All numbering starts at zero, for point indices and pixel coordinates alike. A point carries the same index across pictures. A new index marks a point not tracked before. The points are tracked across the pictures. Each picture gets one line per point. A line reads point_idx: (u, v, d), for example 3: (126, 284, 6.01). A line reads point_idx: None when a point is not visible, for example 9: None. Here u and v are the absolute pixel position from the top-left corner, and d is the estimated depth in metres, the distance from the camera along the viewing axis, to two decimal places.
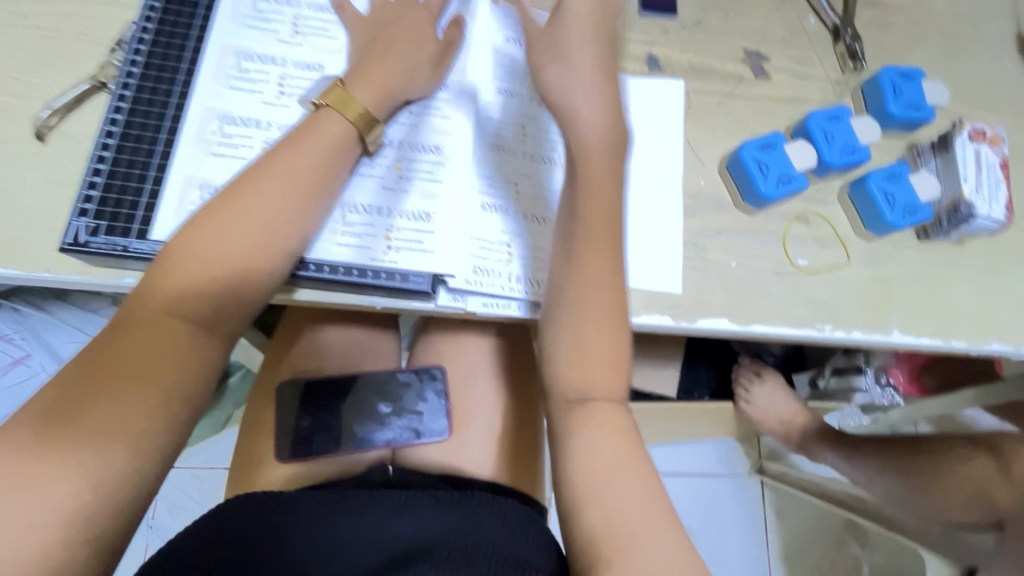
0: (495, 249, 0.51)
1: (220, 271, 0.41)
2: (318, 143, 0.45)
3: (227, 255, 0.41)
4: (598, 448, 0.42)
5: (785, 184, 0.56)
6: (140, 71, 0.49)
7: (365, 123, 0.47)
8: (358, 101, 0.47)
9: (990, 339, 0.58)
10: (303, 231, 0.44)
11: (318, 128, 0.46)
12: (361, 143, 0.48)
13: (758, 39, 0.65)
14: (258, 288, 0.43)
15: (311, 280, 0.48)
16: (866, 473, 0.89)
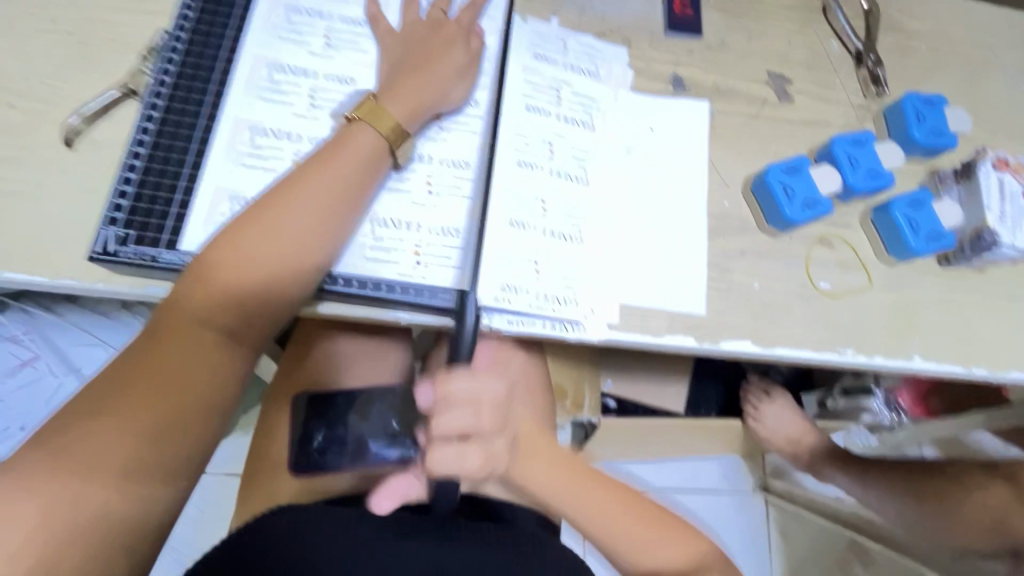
0: (520, 268, 0.51)
1: (251, 280, 0.42)
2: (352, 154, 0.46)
3: (258, 264, 0.42)
4: None
5: (810, 208, 0.56)
6: (173, 81, 0.49)
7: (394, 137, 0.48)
8: (390, 115, 0.48)
9: (1011, 366, 0.58)
10: (334, 241, 0.44)
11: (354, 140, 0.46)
12: (392, 156, 0.48)
13: (782, 62, 0.65)
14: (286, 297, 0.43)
15: (336, 294, 0.47)
16: (877, 495, 0.88)
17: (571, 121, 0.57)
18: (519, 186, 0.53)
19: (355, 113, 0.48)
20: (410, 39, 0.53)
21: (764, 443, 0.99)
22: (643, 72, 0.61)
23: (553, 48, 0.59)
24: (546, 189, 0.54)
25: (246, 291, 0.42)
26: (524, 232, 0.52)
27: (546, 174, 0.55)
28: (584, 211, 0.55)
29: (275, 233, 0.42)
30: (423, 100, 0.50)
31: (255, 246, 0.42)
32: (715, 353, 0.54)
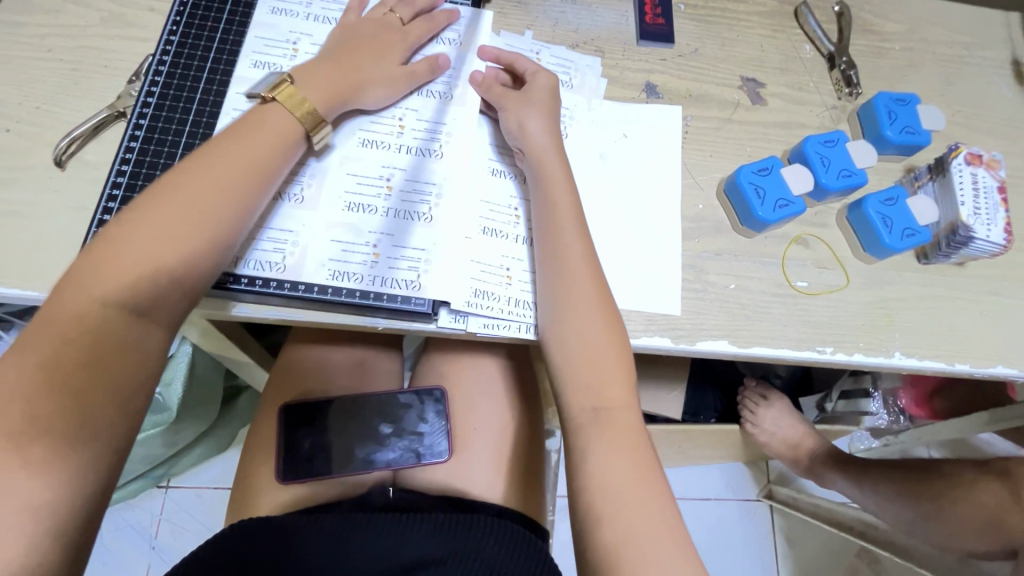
0: (494, 273, 0.52)
1: (166, 258, 0.42)
2: (262, 139, 0.47)
3: (162, 249, 0.41)
4: (606, 466, 0.45)
5: (782, 208, 0.56)
6: (153, 112, 0.52)
7: (309, 120, 0.49)
8: (305, 99, 0.49)
9: (995, 361, 0.57)
10: (241, 216, 0.45)
11: (262, 124, 0.47)
12: (306, 140, 0.50)
13: (754, 66, 0.66)
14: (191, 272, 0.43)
15: (281, 297, 0.49)
16: (877, 498, 0.87)
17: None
18: (494, 193, 0.55)
19: (267, 95, 0.49)
20: (357, 34, 0.55)
21: (762, 447, 0.98)
22: (617, 81, 0.63)
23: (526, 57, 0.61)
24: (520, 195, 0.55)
25: (195, 231, 0.43)
26: (498, 239, 0.53)
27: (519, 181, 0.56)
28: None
29: (215, 173, 0.44)
30: (345, 87, 0.51)
31: (208, 174, 0.44)
32: (692, 354, 0.55)
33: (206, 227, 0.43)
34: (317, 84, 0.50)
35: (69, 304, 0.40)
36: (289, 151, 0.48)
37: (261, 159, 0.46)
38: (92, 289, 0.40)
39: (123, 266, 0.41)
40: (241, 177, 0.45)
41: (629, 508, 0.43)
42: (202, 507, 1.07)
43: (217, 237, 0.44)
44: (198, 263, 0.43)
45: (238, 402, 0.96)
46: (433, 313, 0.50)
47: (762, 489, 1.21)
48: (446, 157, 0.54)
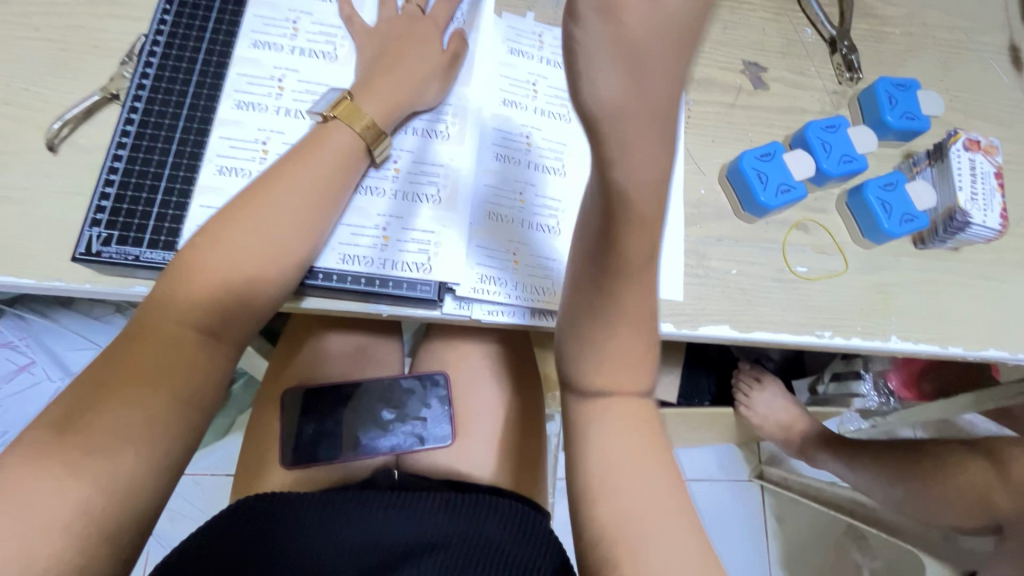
0: (500, 258, 0.52)
1: (235, 284, 0.42)
2: (324, 155, 0.47)
3: (237, 273, 0.42)
4: (613, 445, 0.37)
5: (785, 193, 0.57)
6: (151, 84, 0.49)
7: (369, 135, 0.49)
8: (365, 113, 0.49)
9: (987, 345, 0.58)
10: (310, 240, 0.45)
11: (325, 141, 0.47)
12: (367, 154, 0.49)
13: (756, 50, 0.66)
14: (265, 297, 0.44)
15: (320, 288, 0.48)
16: (867, 478, 0.89)
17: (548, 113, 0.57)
18: (499, 177, 0.54)
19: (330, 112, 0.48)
20: (390, 34, 0.53)
21: (756, 429, 1.00)
22: None
23: (529, 39, 0.59)
24: (525, 179, 0.55)
25: (266, 258, 0.43)
26: (503, 224, 0.53)
27: (524, 164, 0.55)
28: (565, 201, 0.55)
29: (284, 198, 0.44)
30: (402, 96, 0.50)
31: (279, 198, 0.44)
32: (694, 338, 0.55)
33: (275, 252, 0.44)
34: (374, 97, 0.49)
35: (151, 325, 0.40)
36: (352, 170, 0.48)
37: (326, 179, 0.46)
38: (169, 312, 0.40)
39: (201, 290, 0.41)
40: (308, 202, 0.45)
41: (631, 482, 0.36)
42: (202, 494, 1.07)
43: (287, 261, 0.44)
44: (270, 289, 0.44)
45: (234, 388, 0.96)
46: (438, 299, 0.50)
47: (753, 469, 1.24)
48: (452, 139, 0.54)
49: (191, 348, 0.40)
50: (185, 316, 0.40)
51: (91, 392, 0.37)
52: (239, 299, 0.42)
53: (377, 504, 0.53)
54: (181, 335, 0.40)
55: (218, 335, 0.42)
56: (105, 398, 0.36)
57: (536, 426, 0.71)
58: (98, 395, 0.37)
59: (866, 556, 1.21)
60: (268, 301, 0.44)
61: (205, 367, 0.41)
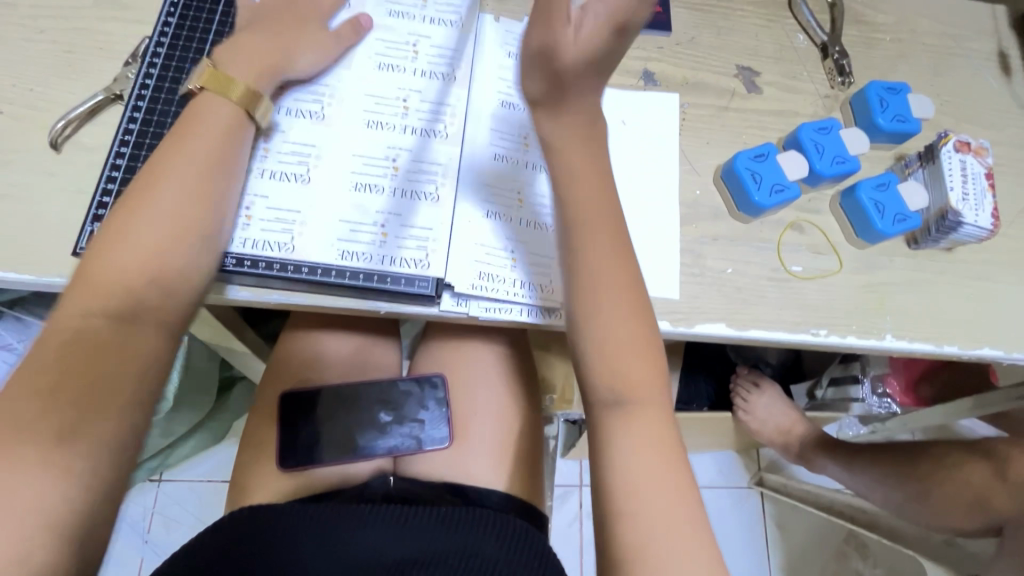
0: (496, 253, 0.52)
1: (145, 268, 0.41)
2: (201, 131, 0.46)
3: (142, 255, 0.41)
4: (644, 463, 0.44)
5: (778, 194, 0.57)
6: (151, 92, 0.51)
7: (249, 100, 0.48)
8: (238, 81, 0.48)
9: (982, 343, 0.59)
10: (212, 214, 0.45)
11: (199, 117, 0.46)
12: (251, 119, 0.49)
13: (749, 55, 0.67)
14: (183, 277, 0.43)
15: (316, 285, 0.49)
16: (866, 481, 0.89)
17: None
18: (494, 172, 0.55)
19: (199, 83, 0.48)
20: (371, 32, 0.54)
21: (755, 433, 1.00)
22: (615, 69, 0.63)
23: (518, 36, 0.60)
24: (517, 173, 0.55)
25: (164, 236, 0.42)
26: (498, 219, 0.53)
27: (518, 159, 0.56)
28: None
29: (166, 175, 0.43)
30: (276, 57, 0.51)
31: (171, 175, 0.43)
32: (691, 337, 0.56)
33: (173, 228, 0.42)
34: (239, 66, 0.49)
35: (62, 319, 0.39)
36: (233, 143, 0.47)
37: (204, 153, 0.45)
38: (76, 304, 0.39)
39: (105, 281, 0.40)
40: (195, 174, 0.44)
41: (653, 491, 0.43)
42: (198, 501, 1.06)
43: (195, 237, 0.44)
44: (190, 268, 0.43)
45: (232, 392, 0.96)
46: (437, 295, 0.50)
47: (752, 476, 1.23)
48: (450, 139, 0.55)
49: (109, 339, 0.39)
50: (87, 306, 0.39)
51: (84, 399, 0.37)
52: (148, 282, 0.41)
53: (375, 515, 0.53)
54: (106, 334, 0.39)
55: (138, 318, 0.41)
56: (98, 402, 0.38)
57: (536, 429, 0.70)
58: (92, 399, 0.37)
59: (868, 564, 1.20)
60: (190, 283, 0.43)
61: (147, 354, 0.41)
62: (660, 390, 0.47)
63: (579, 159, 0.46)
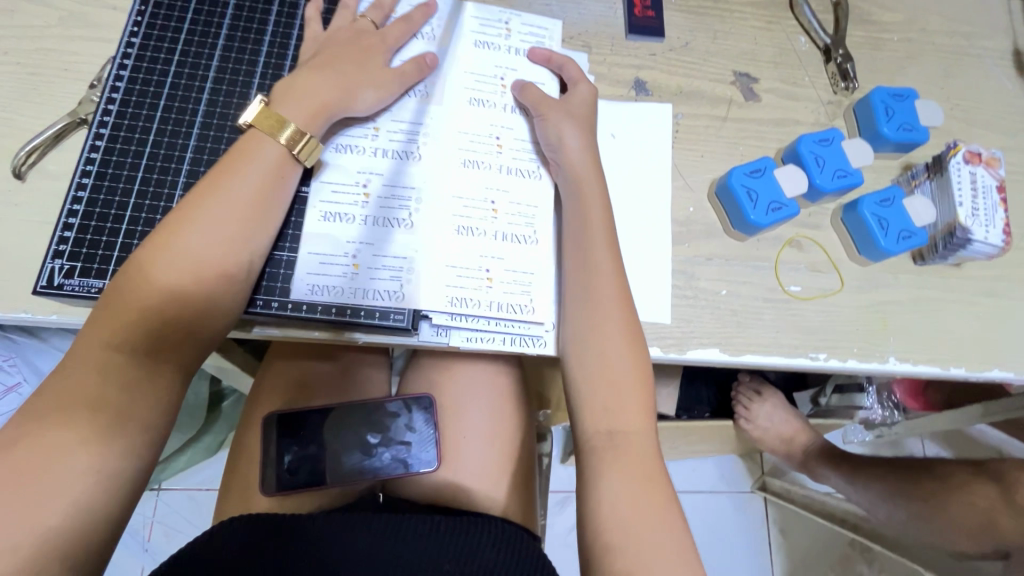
0: (470, 276, 0.50)
1: (164, 309, 0.40)
2: (251, 168, 0.44)
3: (166, 295, 0.40)
4: (629, 491, 0.42)
5: (775, 212, 0.55)
6: (117, 109, 0.48)
7: (295, 140, 0.46)
8: (287, 120, 0.46)
9: (990, 365, 0.56)
10: (246, 256, 0.43)
11: (253, 152, 0.45)
12: (298, 163, 0.47)
13: (747, 60, 0.64)
14: (203, 317, 0.42)
15: (288, 318, 0.47)
16: (869, 496, 0.87)
17: (516, 109, 0.55)
18: (468, 188, 0.52)
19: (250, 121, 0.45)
20: (353, 46, 0.51)
21: (757, 443, 0.97)
22: (605, 78, 0.60)
23: (492, 36, 0.57)
24: (494, 187, 0.52)
25: (202, 277, 0.41)
26: (474, 238, 0.51)
27: (494, 171, 0.53)
28: (538, 206, 0.53)
29: (210, 215, 0.42)
30: (331, 99, 0.48)
31: (208, 215, 0.42)
32: (683, 362, 0.53)
33: (206, 269, 0.41)
34: (293, 102, 0.47)
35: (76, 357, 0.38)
36: (283, 182, 0.46)
37: (253, 192, 0.44)
38: (93, 340, 0.38)
39: (121, 310, 0.39)
40: (243, 216, 0.43)
41: (644, 527, 0.41)
42: (196, 510, 1.06)
43: (226, 280, 0.42)
44: (216, 309, 0.42)
45: (224, 406, 0.95)
46: (415, 327, 0.48)
47: (755, 481, 1.21)
48: (426, 157, 0.52)
49: (119, 375, 0.38)
50: (110, 340, 0.39)
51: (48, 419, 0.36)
52: (160, 317, 0.40)
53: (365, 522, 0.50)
54: (117, 361, 0.38)
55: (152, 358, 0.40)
56: (59, 421, 0.36)
57: (525, 448, 0.69)
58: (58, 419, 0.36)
59: (873, 570, 1.18)
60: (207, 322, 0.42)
61: (144, 387, 0.39)
62: (651, 403, 0.47)
63: (600, 209, 0.50)
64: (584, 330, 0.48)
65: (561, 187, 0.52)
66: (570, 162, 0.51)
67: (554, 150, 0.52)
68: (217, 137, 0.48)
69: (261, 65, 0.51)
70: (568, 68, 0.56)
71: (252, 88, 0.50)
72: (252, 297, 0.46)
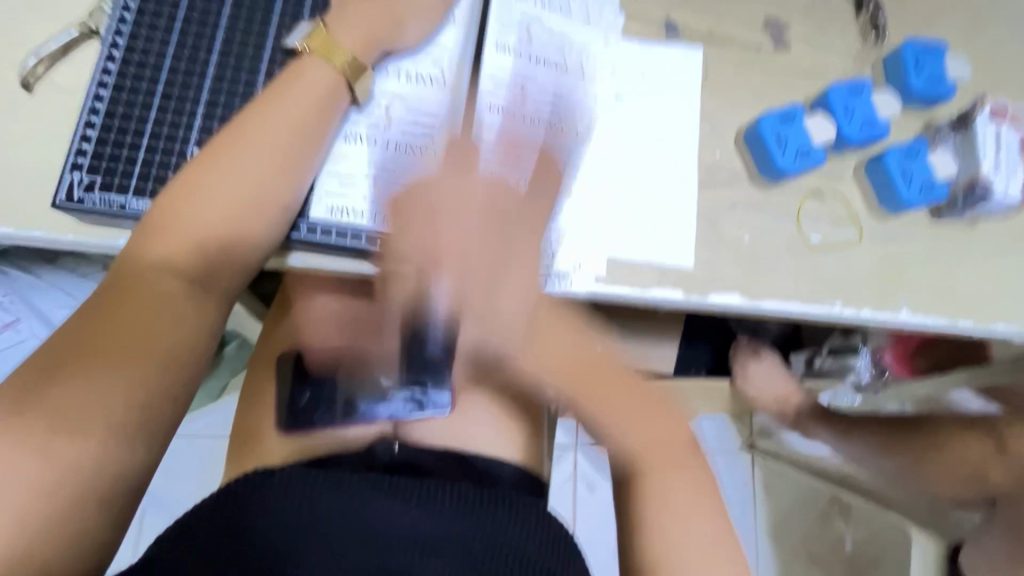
0: (494, 216, 0.49)
1: (216, 228, 0.40)
2: (303, 93, 0.43)
3: (217, 214, 0.40)
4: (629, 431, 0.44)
5: (802, 159, 0.55)
6: (133, 18, 0.45)
7: (350, 70, 0.45)
8: (343, 47, 0.45)
9: (997, 320, 0.58)
10: (294, 187, 0.43)
11: (301, 76, 0.44)
12: (350, 93, 0.46)
13: (779, 6, 0.62)
14: (248, 243, 0.42)
15: (305, 245, 0.46)
16: (860, 450, 0.91)
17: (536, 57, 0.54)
18: (494, 130, 0.51)
19: (307, 45, 0.45)
20: None
21: (752, 400, 1.00)
22: (636, 17, 0.58)
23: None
24: (517, 133, 0.52)
25: (253, 201, 0.41)
26: (496, 181, 0.50)
27: (520, 119, 0.52)
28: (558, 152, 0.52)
29: (264, 139, 0.42)
30: (382, 33, 0.47)
31: (261, 139, 0.41)
32: (703, 306, 0.54)
33: (258, 194, 0.41)
34: (348, 30, 0.46)
35: (130, 273, 0.38)
36: (333, 110, 0.45)
37: (304, 121, 0.43)
38: (148, 257, 0.39)
39: (178, 229, 0.39)
40: (293, 144, 0.42)
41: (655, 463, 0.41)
42: (197, 455, 1.07)
43: (273, 208, 0.42)
44: (258, 241, 0.42)
45: (227, 351, 0.94)
46: None
47: (744, 440, 1.26)
48: (456, 87, 0.51)
49: (165, 298, 0.39)
50: (164, 264, 0.39)
51: (77, 347, 0.36)
52: (213, 241, 0.40)
53: (384, 488, 0.48)
54: (169, 288, 0.39)
55: (203, 284, 0.40)
56: (88, 351, 0.36)
57: (533, 394, 0.69)
58: (94, 347, 0.36)
59: None
60: (249, 249, 0.42)
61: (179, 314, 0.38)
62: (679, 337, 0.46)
63: None
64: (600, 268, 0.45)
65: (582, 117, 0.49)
66: None
67: None
68: (240, 54, 0.46)
69: None
70: None
71: (275, 4, 0.48)
72: (293, 225, 0.46)
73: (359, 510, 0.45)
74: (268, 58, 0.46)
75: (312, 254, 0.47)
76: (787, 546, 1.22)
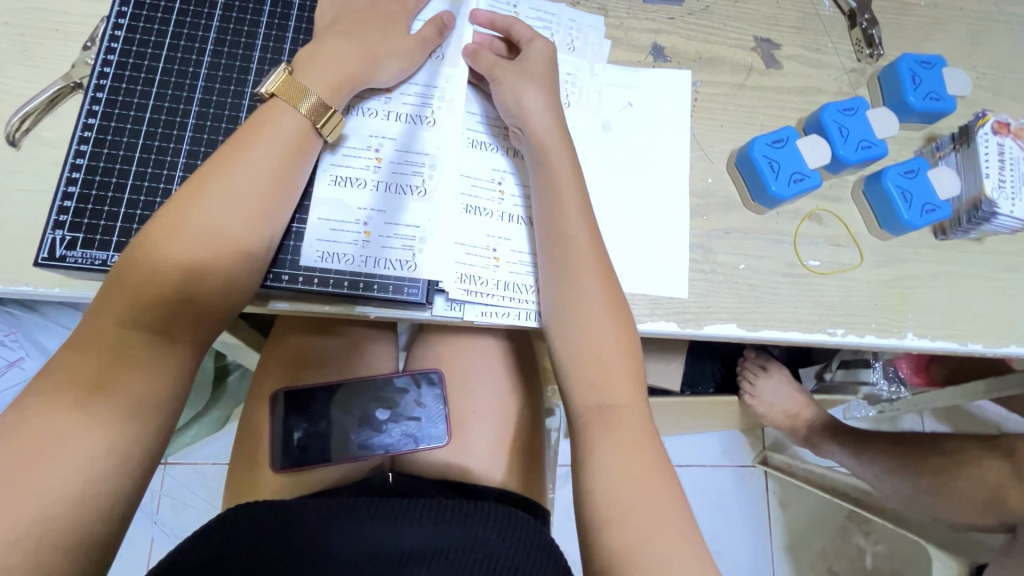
0: (479, 255, 0.49)
1: (179, 280, 0.39)
2: (273, 140, 0.43)
3: (182, 265, 0.39)
4: (617, 470, 0.42)
5: (798, 183, 0.53)
6: (114, 72, 0.46)
7: (318, 114, 0.44)
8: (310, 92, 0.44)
9: (1009, 341, 0.55)
10: (266, 235, 0.42)
11: (272, 123, 0.43)
12: (319, 136, 0.45)
13: (770, 25, 0.61)
14: (216, 293, 0.40)
15: (287, 291, 0.46)
16: (875, 470, 0.88)
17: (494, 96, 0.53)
18: (478, 169, 0.51)
19: (272, 91, 0.44)
20: (354, 6, 0.48)
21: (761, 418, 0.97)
22: (621, 43, 0.58)
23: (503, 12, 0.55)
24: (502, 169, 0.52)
25: (222, 251, 0.40)
26: (482, 218, 0.50)
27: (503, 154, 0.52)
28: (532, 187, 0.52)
29: (233, 188, 0.41)
30: (355, 69, 0.46)
31: (230, 188, 0.41)
32: (698, 337, 0.53)
33: (226, 244, 0.40)
34: (321, 71, 0.45)
35: (92, 331, 0.37)
36: (302, 156, 0.44)
37: (275, 169, 0.42)
38: (111, 313, 0.38)
39: (140, 282, 0.38)
40: (264, 191, 0.42)
41: (650, 508, 0.40)
42: (202, 484, 1.07)
43: (244, 257, 0.41)
44: (230, 290, 0.41)
45: (229, 381, 0.94)
46: (427, 301, 0.47)
47: (756, 456, 1.23)
48: (441, 123, 0.50)
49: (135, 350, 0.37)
50: (124, 316, 0.37)
51: (49, 408, 0.35)
52: (178, 294, 0.39)
53: (361, 510, 0.48)
54: (129, 337, 0.37)
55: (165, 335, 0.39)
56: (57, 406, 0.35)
57: (531, 424, 0.68)
58: (61, 405, 0.35)
59: (870, 541, 1.20)
60: (218, 299, 0.41)
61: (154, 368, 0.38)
62: (640, 369, 0.46)
63: (570, 181, 0.47)
64: (563, 305, 0.46)
65: (526, 152, 0.49)
66: (535, 130, 0.48)
67: (517, 116, 0.49)
68: (220, 103, 0.46)
69: (263, 26, 0.48)
70: (516, 27, 0.51)
71: (255, 52, 0.48)
72: (274, 270, 0.45)
73: (327, 536, 0.45)
74: (248, 106, 0.46)
75: (297, 298, 0.47)
76: (805, 564, 1.18)
